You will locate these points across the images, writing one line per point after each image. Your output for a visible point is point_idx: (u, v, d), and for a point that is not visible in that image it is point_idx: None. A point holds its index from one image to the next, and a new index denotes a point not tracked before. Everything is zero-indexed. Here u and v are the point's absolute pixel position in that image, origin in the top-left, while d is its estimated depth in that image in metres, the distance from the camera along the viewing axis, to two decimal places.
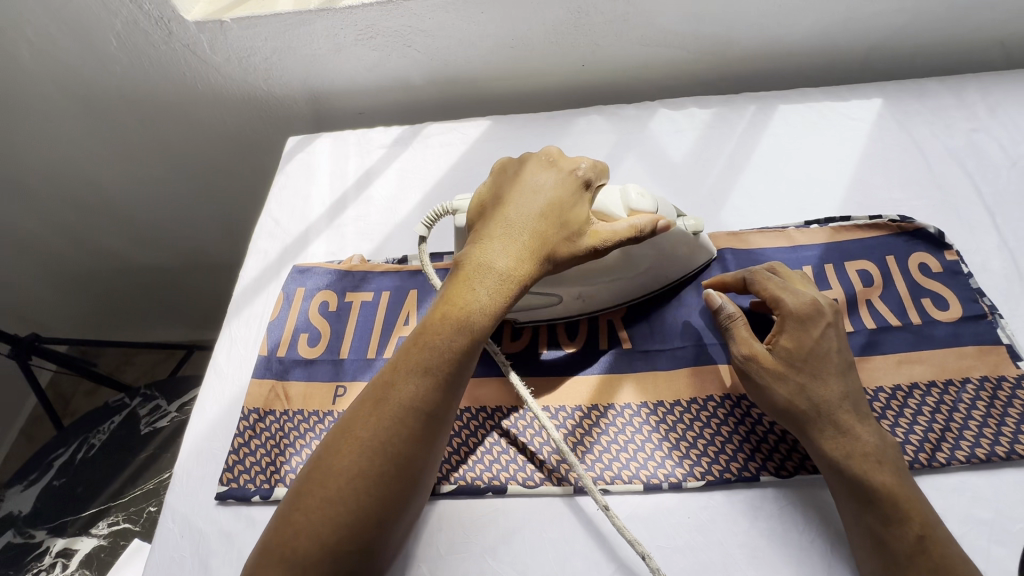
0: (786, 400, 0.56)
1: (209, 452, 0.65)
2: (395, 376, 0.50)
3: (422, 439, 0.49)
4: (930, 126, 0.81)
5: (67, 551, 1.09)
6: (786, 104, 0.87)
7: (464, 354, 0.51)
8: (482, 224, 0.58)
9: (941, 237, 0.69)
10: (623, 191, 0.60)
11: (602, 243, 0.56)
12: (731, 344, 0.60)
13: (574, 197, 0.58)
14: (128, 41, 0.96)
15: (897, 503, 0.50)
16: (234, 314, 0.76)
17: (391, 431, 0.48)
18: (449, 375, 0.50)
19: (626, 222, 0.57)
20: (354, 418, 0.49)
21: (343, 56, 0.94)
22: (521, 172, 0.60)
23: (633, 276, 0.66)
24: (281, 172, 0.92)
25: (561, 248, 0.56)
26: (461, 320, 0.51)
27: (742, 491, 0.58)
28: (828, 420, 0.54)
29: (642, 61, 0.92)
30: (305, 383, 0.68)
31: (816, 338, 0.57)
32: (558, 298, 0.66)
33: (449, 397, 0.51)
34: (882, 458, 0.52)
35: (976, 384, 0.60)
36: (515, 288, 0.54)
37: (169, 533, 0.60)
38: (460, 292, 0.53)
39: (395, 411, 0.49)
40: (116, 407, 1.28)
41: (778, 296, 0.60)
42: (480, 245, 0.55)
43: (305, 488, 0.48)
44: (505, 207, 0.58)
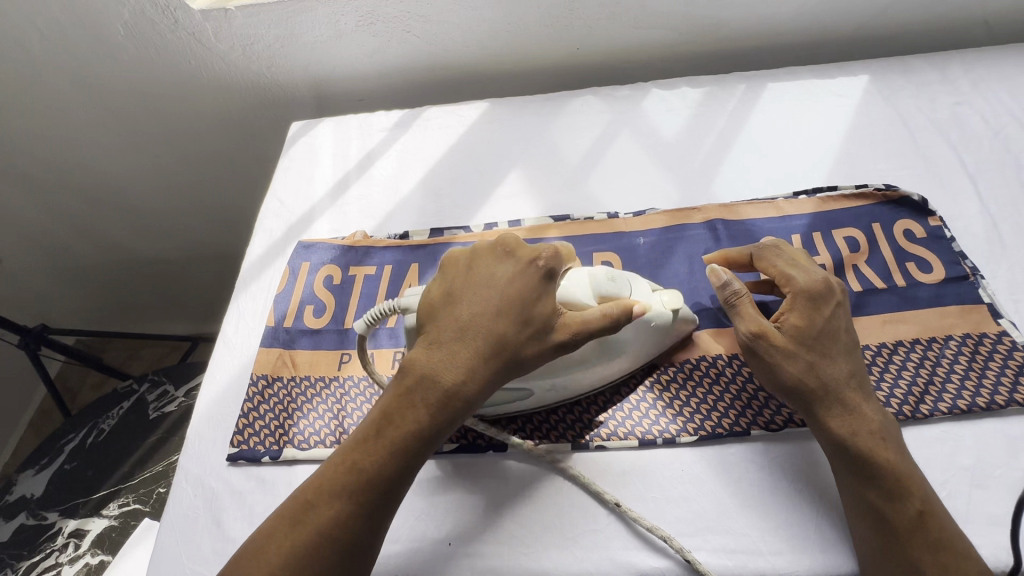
0: (794, 376, 0.55)
1: (220, 417, 0.68)
2: (318, 496, 0.49)
3: (341, 572, 0.47)
4: (915, 101, 0.84)
5: (80, 531, 1.12)
6: (775, 82, 0.90)
7: (393, 479, 0.50)
8: (432, 326, 0.55)
9: (924, 204, 0.72)
10: (591, 276, 0.59)
11: (570, 334, 0.54)
12: (738, 319, 0.59)
13: (536, 294, 0.54)
14: (135, 30, 0.99)
15: (902, 480, 0.51)
16: (242, 289, 0.79)
17: (307, 563, 0.46)
18: (377, 500, 0.49)
19: (598, 309, 0.55)
20: (269, 538, 0.48)
21: (343, 42, 0.97)
22: (479, 266, 0.57)
23: (615, 363, 0.60)
24: (285, 155, 0.94)
25: (516, 353, 0.53)
26: (396, 441, 0.51)
27: (733, 445, 0.60)
28: (835, 398, 0.54)
29: (635, 43, 0.95)
30: (311, 351, 0.70)
31: (826, 318, 0.57)
32: (529, 391, 0.60)
33: (375, 523, 0.49)
34: (885, 435, 0.53)
35: (958, 340, 0.62)
36: (455, 406, 0.52)
37: (183, 492, 0.63)
38: (399, 409, 0.52)
39: (314, 539, 0.47)
40: (124, 393, 1.31)
41: (789, 274, 0.60)
42: (426, 355, 0.54)
43: None
44: (458, 308, 0.55)
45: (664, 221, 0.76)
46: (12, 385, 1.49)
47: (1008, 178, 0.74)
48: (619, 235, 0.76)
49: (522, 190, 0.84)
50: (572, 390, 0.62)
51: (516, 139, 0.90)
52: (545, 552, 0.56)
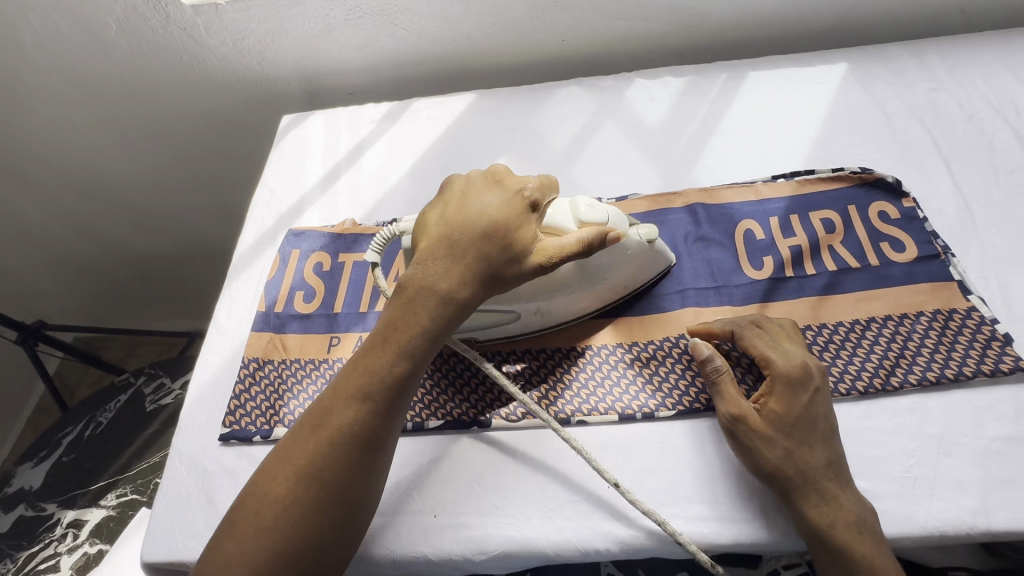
0: (772, 466, 0.53)
1: (212, 399, 0.69)
2: (334, 402, 0.50)
3: (362, 466, 0.50)
4: (892, 87, 0.86)
5: (78, 522, 1.12)
6: (756, 71, 0.91)
7: (403, 381, 0.52)
8: (427, 244, 0.57)
9: (898, 186, 0.74)
10: (570, 206, 0.61)
11: (547, 259, 0.54)
12: (719, 400, 0.57)
13: (519, 218, 0.55)
14: (128, 26, 1.01)
15: (881, 575, 0.49)
16: (234, 277, 0.80)
17: (327, 460, 0.48)
18: (389, 401, 0.51)
19: (573, 235, 0.54)
20: (292, 442, 0.50)
21: (333, 36, 0.99)
22: (469, 191, 0.58)
23: (591, 288, 0.64)
24: (276, 147, 0.96)
25: (505, 265, 0.54)
26: (402, 345, 0.52)
27: (711, 418, 0.61)
28: (812, 487, 0.52)
29: (619, 34, 0.96)
30: (301, 335, 0.72)
31: (805, 404, 0.55)
32: (516, 314, 0.64)
33: (389, 420, 0.51)
34: (864, 528, 0.51)
35: (929, 316, 0.64)
36: (453, 310, 0.54)
37: (177, 471, 0.65)
38: (401, 317, 0.54)
39: (332, 438, 0.49)
40: (122, 387, 1.33)
41: (767, 355, 0.57)
42: (423, 268, 0.55)
43: (240, 513, 0.48)
44: (451, 226, 0.56)
45: (646, 205, 0.78)
46: (10, 382, 1.50)
47: (980, 160, 0.76)
48: None
49: None
50: (557, 315, 0.66)
51: (503, 129, 0.92)
52: (523, 517, 0.58)
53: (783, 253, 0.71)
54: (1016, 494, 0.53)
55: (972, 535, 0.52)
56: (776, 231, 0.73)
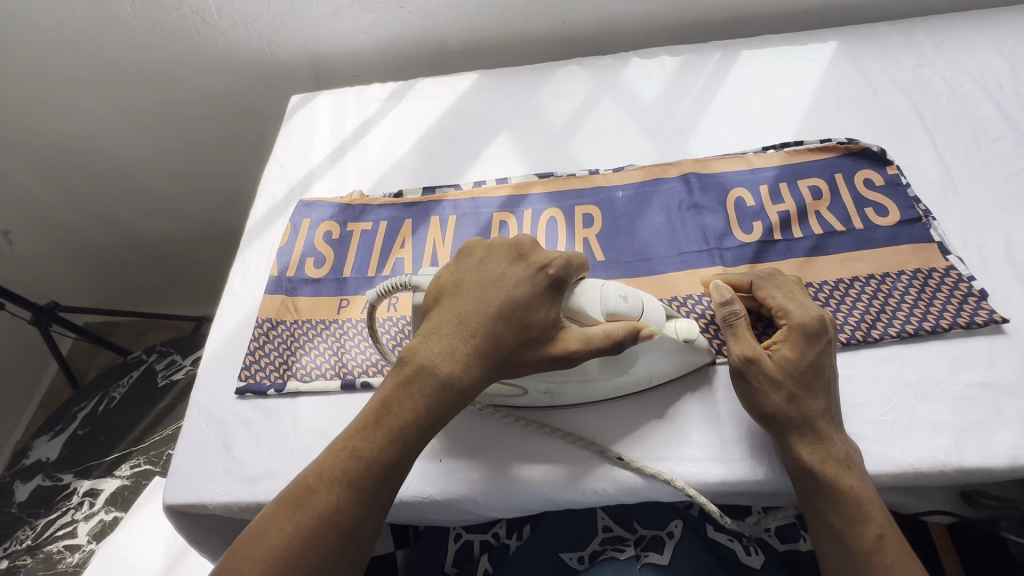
0: (776, 406, 0.56)
1: (228, 357, 0.73)
2: (320, 482, 0.50)
3: (340, 556, 0.49)
4: (880, 63, 0.89)
5: (94, 491, 1.16)
6: (749, 50, 0.95)
7: (391, 468, 0.52)
8: (433, 316, 0.57)
9: (883, 155, 0.77)
10: (602, 292, 0.59)
11: (571, 348, 0.55)
12: (733, 343, 0.59)
13: (537, 301, 0.56)
14: (143, 9, 1.05)
15: (861, 505, 0.53)
16: (247, 245, 0.84)
17: (309, 544, 0.47)
18: (374, 489, 0.51)
19: (602, 329, 0.55)
20: (272, 519, 0.49)
21: (341, 17, 1.02)
22: (486, 263, 0.59)
23: (608, 379, 0.60)
24: (286, 125, 1.00)
25: (511, 353, 0.55)
26: (393, 430, 0.52)
27: (701, 370, 0.65)
28: (811, 427, 0.55)
29: (617, 15, 1.00)
30: (312, 298, 0.76)
31: (816, 354, 0.57)
32: (524, 390, 0.61)
33: (374, 508, 0.51)
34: (851, 464, 0.54)
35: (910, 274, 0.67)
36: (449, 398, 0.54)
37: (195, 422, 0.68)
38: (396, 398, 0.54)
39: (314, 520, 0.48)
40: (134, 363, 1.37)
41: (786, 306, 0.60)
42: (424, 347, 0.55)
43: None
44: (459, 303, 0.57)
45: (641, 176, 0.81)
46: (24, 361, 1.54)
47: (963, 131, 0.79)
48: (598, 189, 0.81)
49: (509, 152, 0.89)
50: (570, 397, 0.62)
51: (504, 107, 0.95)
52: (518, 481, 0.61)
53: (772, 219, 0.74)
54: (987, 434, 0.56)
55: (945, 472, 0.55)
56: (766, 198, 0.76)
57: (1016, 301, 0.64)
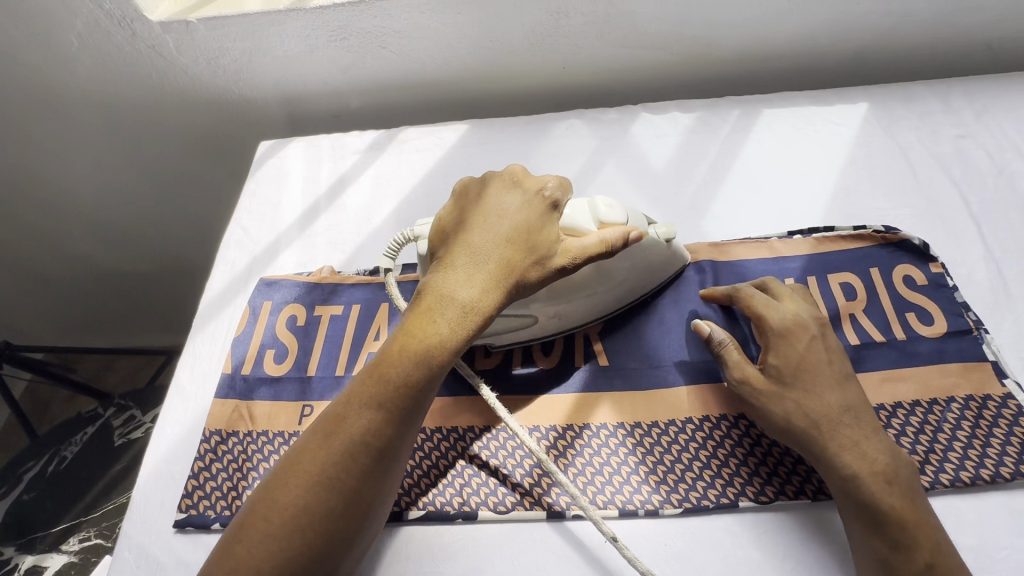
0: (784, 419, 0.55)
1: (169, 476, 0.63)
2: (347, 408, 0.47)
3: (372, 479, 0.46)
4: (916, 131, 0.79)
5: (37, 568, 1.06)
6: (771, 108, 0.85)
7: (422, 388, 0.49)
8: (446, 245, 0.57)
9: (925, 249, 0.67)
10: (589, 206, 0.60)
11: (573, 260, 0.55)
12: (724, 368, 0.60)
13: (542, 219, 0.57)
14: (90, 41, 0.92)
15: (906, 528, 0.48)
16: (199, 330, 0.73)
17: (339, 471, 0.45)
18: (406, 410, 0.48)
19: (597, 236, 0.56)
20: (300, 452, 0.46)
21: (315, 56, 0.91)
22: (490, 193, 0.59)
23: (611, 288, 0.63)
24: (251, 178, 0.89)
25: (524, 272, 0.55)
26: (419, 350, 0.49)
27: (720, 517, 0.56)
28: (830, 436, 0.52)
29: (623, 64, 0.90)
30: (270, 403, 0.65)
31: (801, 352, 0.56)
32: (533, 318, 0.62)
33: (406, 430, 0.48)
34: (892, 479, 0.50)
35: (962, 402, 0.58)
36: (472, 315, 0.52)
37: (124, 563, 0.58)
38: (420, 321, 0.51)
39: (348, 445, 0.45)
40: (89, 418, 1.26)
41: (761, 313, 0.60)
42: (443, 273, 0.54)
43: (243, 524, 0.44)
44: (469, 230, 0.57)
45: None
46: None
47: (1013, 220, 0.70)
48: None
49: None
50: (571, 320, 0.65)
51: (496, 166, 0.85)
52: None
53: None
54: None
55: None
56: None
57: None
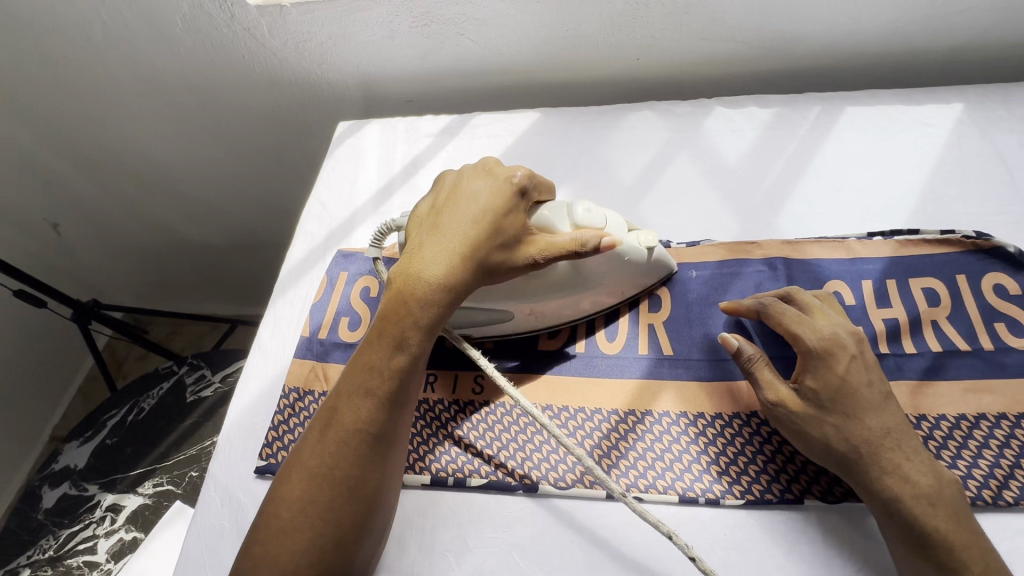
0: (824, 444, 0.53)
1: (250, 426, 0.68)
2: (338, 400, 0.52)
3: (372, 458, 0.50)
4: (1016, 135, 0.75)
5: (116, 506, 1.16)
6: (856, 106, 0.82)
7: (404, 371, 0.52)
8: (415, 241, 0.57)
9: (1020, 257, 0.64)
10: (568, 209, 0.60)
11: (540, 253, 0.56)
12: (756, 387, 0.58)
13: (509, 204, 0.56)
14: (193, 23, 0.99)
15: (953, 551, 0.47)
16: (280, 295, 0.78)
17: (337, 456, 0.50)
18: (388, 394, 0.51)
19: (569, 236, 0.56)
20: (302, 446, 0.51)
21: (395, 42, 0.95)
22: (458, 181, 0.59)
23: (586, 291, 0.64)
24: (330, 156, 0.93)
25: (496, 259, 0.56)
26: (396, 338, 0.52)
27: (782, 512, 0.56)
28: (874, 461, 0.51)
29: (699, 56, 0.89)
30: (344, 366, 0.69)
31: (841, 375, 0.54)
32: (508, 314, 0.64)
33: (392, 412, 0.51)
34: (936, 502, 0.49)
35: None
36: (445, 302, 0.54)
37: (210, 501, 0.63)
38: (394, 313, 0.53)
39: (338, 436, 0.50)
40: (165, 374, 1.34)
41: (797, 332, 0.57)
42: (411, 265, 0.55)
43: (267, 515, 0.50)
44: (437, 222, 0.57)
45: (721, 254, 0.71)
46: (66, 355, 1.56)
47: None
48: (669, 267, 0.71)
49: None
50: (550, 318, 0.67)
51: (566, 154, 0.86)
52: None
53: (877, 326, 0.63)
54: None
55: None
56: (870, 298, 0.65)
57: None
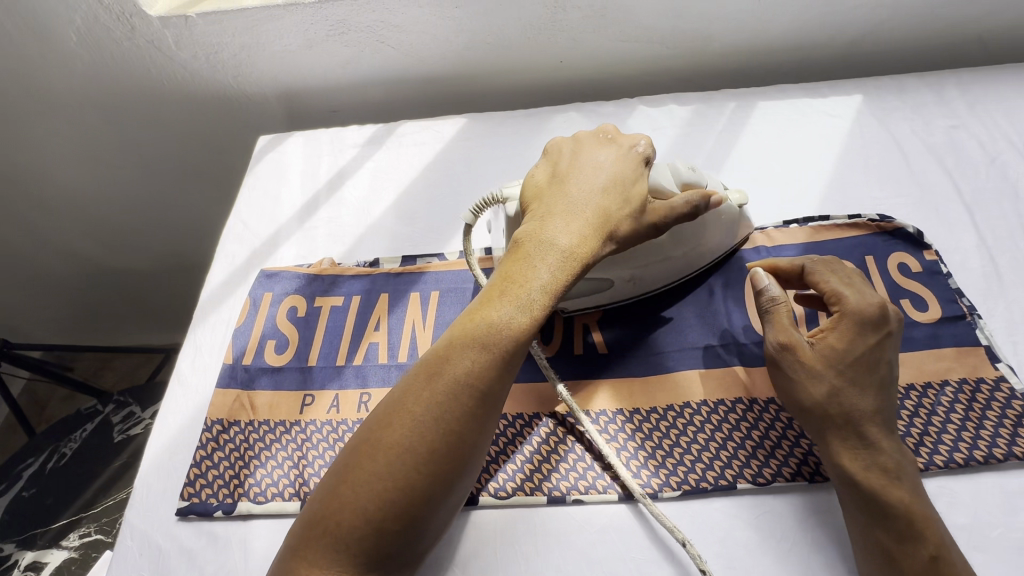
0: (815, 400, 0.54)
1: (171, 465, 0.63)
2: (451, 349, 0.47)
3: (476, 422, 0.46)
4: (909, 122, 0.80)
5: (37, 564, 1.05)
6: (766, 101, 0.86)
7: (524, 332, 0.48)
8: (541, 201, 0.58)
9: (919, 236, 0.68)
10: (672, 168, 0.62)
11: (662, 217, 0.57)
12: (768, 329, 0.57)
13: (637, 173, 0.59)
14: (89, 37, 0.93)
15: (913, 522, 0.49)
16: (200, 321, 0.74)
17: (444, 410, 0.45)
18: (506, 352, 0.47)
19: (681, 197, 0.57)
20: (405, 392, 0.46)
21: (313, 52, 0.92)
22: (580, 151, 0.62)
23: (684, 254, 0.65)
24: (251, 172, 0.89)
25: (622, 222, 0.56)
26: (521, 296, 0.49)
27: (718, 500, 0.56)
28: (857, 429, 0.52)
29: (619, 57, 0.91)
30: (271, 393, 0.66)
31: (870, 344, 0.54)
32: (610, 282, 0.64)
33: (505, 377, 0.47)
34: (901, 476, 0.51)
35: (955, 386, 0.59)
36: (574, 266, 0.52)
37: (128, 550, 0.58)
38: (521, 269, 0.51)
39: (447, 386, 0.46)
40: (88, 415, 1.26)
41: (840, 291, 0.56)
42: (541, 225, 0.55)
43: (352, 457, 0.45)
44: (565, 184, 0.58)
45: None
46: None
47: (1005, 208, 0.71)
48: None
49: None
50: (647, 284, 0.66)
51: (494, 158, 0.86)
52: None
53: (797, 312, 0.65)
54: None
55: None
56: None
57: None
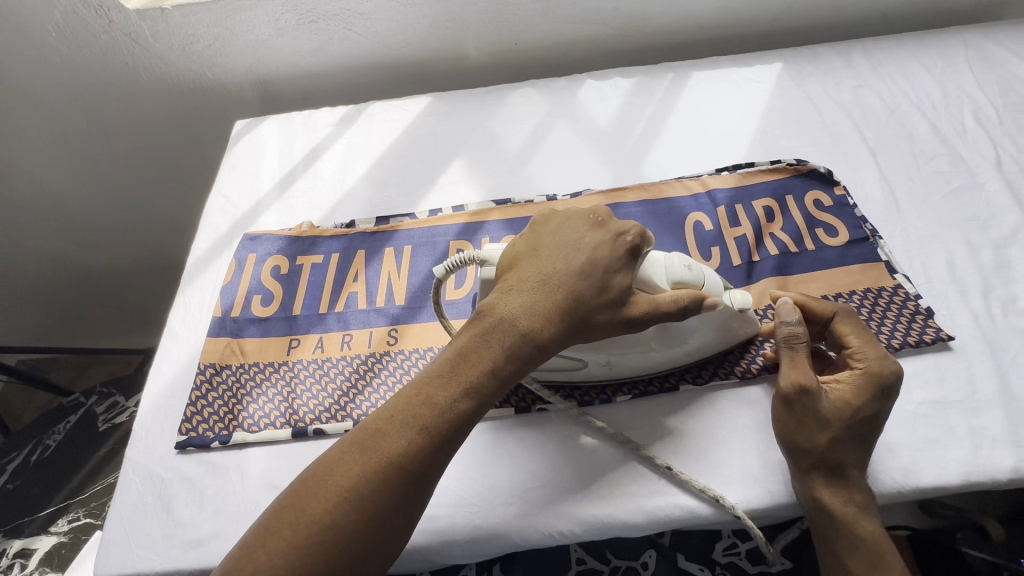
0: (816, 444, 0.55)
1: (168, 408, 0.68)
2: (390, 424, 0.47)
3: (402, 502, 0.45)
4: (822, 84, 0.91)
5: (26, 551, 1.05)
6: (699, 71, 0.96)
7: (465, 417, 0.49)
8: (511, 279, 0.55)
9: (829, 176, 0.79)
10: (669, 262, 0.56)
11: (641, 312, 0.53)
12: (790, 369, 0.57)
13: (617, 261, 0.54)
14: (67, 30, 0.98)
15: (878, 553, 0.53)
16: (188, 283, 0.79)
17: (372, 488, 0.44)
18: (445, 437, 0.47)
19: (670, 294, 0.54)
20: (339, 460, 0.46)
21: (283, 40, 0.98)
22: (560, 228, 0.58)
23: (669, 350, 0.61)
24: (230, 152, 0.95)
25: (593, 314, 0.53)
26: (469, 380, 0.49)
27: (665, 401, 0.64)
28: (841, 472, 0.55)
29: (567, 37, 1.00)
30: (259, 339, 0.71)
31: (880, 404, 0.55)
32: (584, 362, 0.61)
33: (440, 460, 0.47)
34: (868, 512, 0.55)
35: (860, 294, 0.68)
36: (529, 352, 0.51)
37: (131, 483, 0.63)
38: (475, 348, 0.51)
39: (378, 463, 0.45)
40: (71, 408, 1.27)
41: (865, 350, 0.57)
42: (504, 303, 0.53)
43: (273, 519, 0.45)
44: (539, 263, 0.55)
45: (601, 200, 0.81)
46: None
47: (902, 150, 0.82)
48: None
49: (465, 179, 0.87)
50: (626, 369, 0.63)
51: (458, 130, 0.93)
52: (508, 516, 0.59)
53: (729, 245, 0.74)
54: (941, 452, 0.57)
55: (903, 492, 0.56)
56: (722, 221, 0.77)
57: (959, 317, 0.66)
